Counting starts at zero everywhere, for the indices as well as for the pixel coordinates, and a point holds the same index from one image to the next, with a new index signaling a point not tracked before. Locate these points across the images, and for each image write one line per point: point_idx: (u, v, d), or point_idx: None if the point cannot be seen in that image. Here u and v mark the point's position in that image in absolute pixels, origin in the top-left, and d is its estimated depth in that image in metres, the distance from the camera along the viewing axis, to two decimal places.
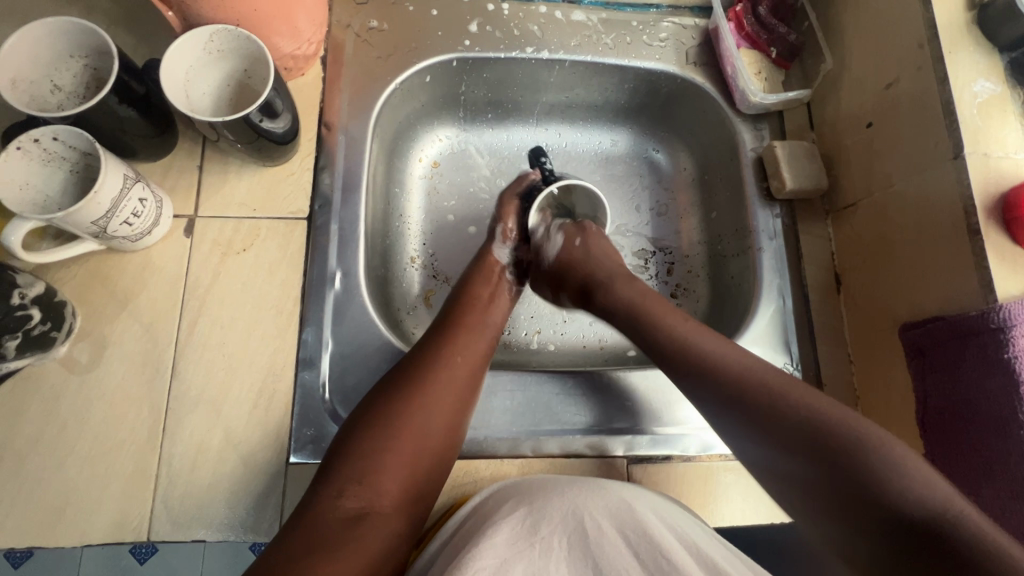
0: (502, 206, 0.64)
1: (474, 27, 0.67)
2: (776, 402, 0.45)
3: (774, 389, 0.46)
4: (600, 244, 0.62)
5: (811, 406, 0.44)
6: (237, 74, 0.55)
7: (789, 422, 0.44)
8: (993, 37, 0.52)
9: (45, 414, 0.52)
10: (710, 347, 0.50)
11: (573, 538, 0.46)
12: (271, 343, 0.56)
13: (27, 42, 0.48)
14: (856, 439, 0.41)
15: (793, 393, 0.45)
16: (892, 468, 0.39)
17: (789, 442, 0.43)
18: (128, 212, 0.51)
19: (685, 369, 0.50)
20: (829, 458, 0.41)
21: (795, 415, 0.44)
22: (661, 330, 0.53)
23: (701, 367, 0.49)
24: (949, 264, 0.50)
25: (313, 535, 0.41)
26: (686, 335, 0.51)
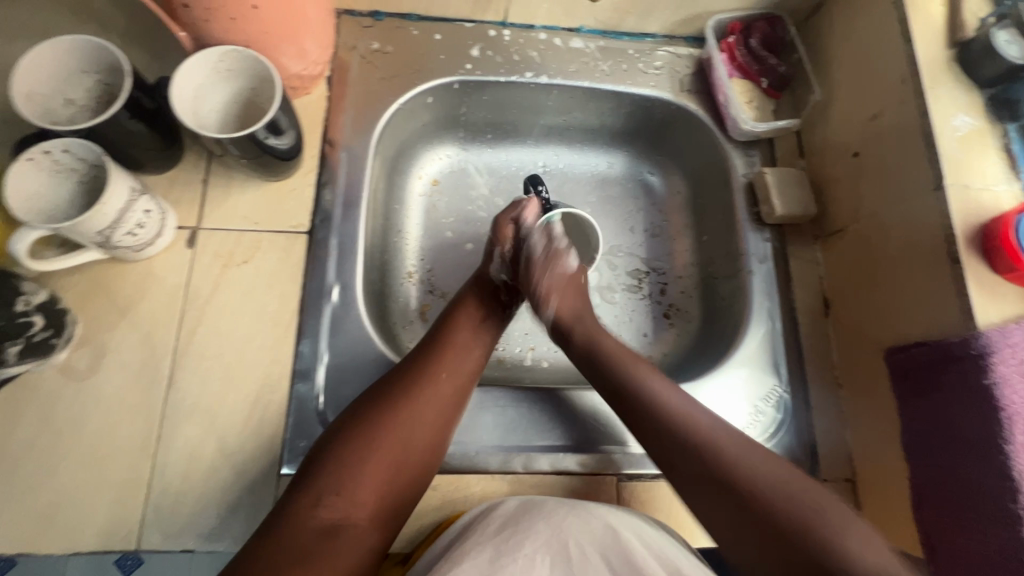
0: (500, 228, 0.64)
1: (475, 52, 0.69)
2: (733, 473, 0.44)
3: (730, 460, 0.45)
4: (589, 307, 0.62)
5: (776, 479, 0.44)
6: (244, 91, 0.57)
7: (751, 496, 0.43)
8: (974, 74, 0.54)
9: (41, 419, 0.52)
10: (672, 405, 0.50)
11: (556, 557, 0.46)
12: (268, 354, 0.57)
13: (43, 57, 0.50)
14: (821, 524, 0.40)
15: (751, 467, 0.44)
16: (848, 548, 0.39)
17: (740, 521, 0.43)
18: (132, 223, 0.52)
19: (651, 428, 0.49)
20: (782, 545, 0.41)
21: (748, 494, 0.43)
22: (637, 386, 0.52)
23: (666, 435, 0.48)
24: (934, 291, 0.52)
25: (286, 548, 0.41)
26: (651, 390, 0.51)
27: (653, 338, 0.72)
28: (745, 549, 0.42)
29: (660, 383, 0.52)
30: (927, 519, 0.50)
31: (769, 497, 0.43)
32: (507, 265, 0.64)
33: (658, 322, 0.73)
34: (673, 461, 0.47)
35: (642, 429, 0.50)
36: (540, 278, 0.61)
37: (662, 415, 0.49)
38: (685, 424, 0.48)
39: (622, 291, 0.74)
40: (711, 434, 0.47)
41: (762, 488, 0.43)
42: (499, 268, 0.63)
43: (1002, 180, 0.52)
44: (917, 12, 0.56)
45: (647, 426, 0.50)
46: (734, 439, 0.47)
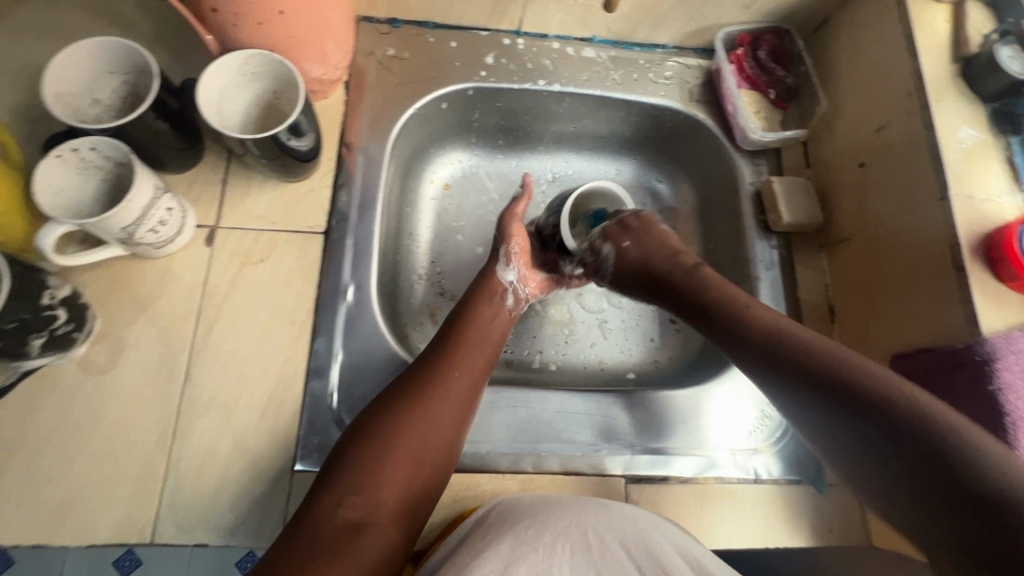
0: (506, 228, 0.66)
1: (489, 60, 0.71)
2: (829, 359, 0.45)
3: (832, 356, 0.45)
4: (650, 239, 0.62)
5: (867, 369, 0.43)
6: (266, 94, 0.58)
7: (850, 381, 0.43)
8: (978, 89, 0.55)
9: (59, 412, 0.53)
10: (770, 318, 0.51)
11: (575, 548, 0.48)
12: (284, 352, 0.58)
13: (74, 57, 0.51)
14: (909, 404, 0.40)
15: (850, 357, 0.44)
16: (948, 429, 0.38)
17: (831, 397, 0.43)
18: (155, 221, 0.53)
19: (744, 340, 0.50)
20: (879, 423, 0.40)
21: (850, 379, 0.43)
22: (730, 304, 0.53)
23: (763, 337, 0.49)
24: (938, 299, 0.53)
25: (312, 547, 0.42)
26: (745, 305, 0.53)
27: (659, 342, 0.74)
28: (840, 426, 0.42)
29: (760, 307, 0.53)
30: None
31: (868, 382, 0.42)
32: (511, 266, 0.64)
33: (665, 326, 0.74)
34: (766, 359, 0.48)
35: (732, 337, 0.52)
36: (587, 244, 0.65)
37: (770, 329, 0.49)
38: (789, 335, 0.48)
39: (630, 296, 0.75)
40: (824, 349, 0.46)
41: (856, 375, 0.43)
42: (511, 274, 0.64)
43: (1005, 191, 0.53)
44: (923, 28, 0.57)
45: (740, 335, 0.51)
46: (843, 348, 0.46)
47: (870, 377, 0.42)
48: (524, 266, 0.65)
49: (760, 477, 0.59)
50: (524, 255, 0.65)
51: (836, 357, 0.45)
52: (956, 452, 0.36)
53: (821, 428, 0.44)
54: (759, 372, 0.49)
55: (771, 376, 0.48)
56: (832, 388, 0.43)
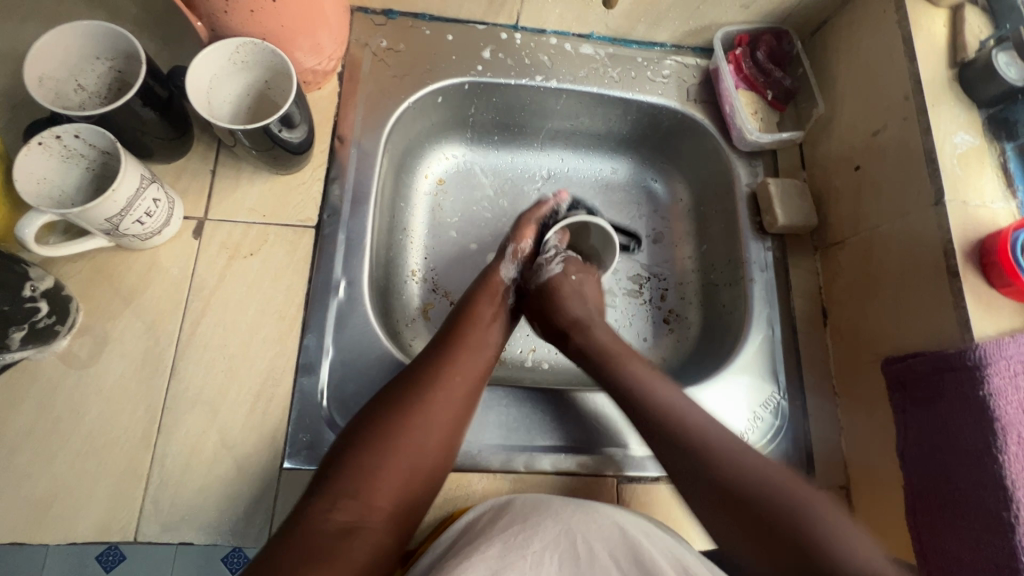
0: (521, 227, 0.66)
1: (487, 53, 0.70)
2: (723, 456, 0.47)
3: (726, 449, 0.48)
4: (592, 288, 0.64)
5: (765, 477, 0.45)
6: (258, 84, 0.57)
7: (736, 490, 0.45)
8: (974, 94, 0.56)
9: (40, 406, 0.52)
10: (682, 410, 0.51)
11: (562, 554, 0.48)
12: (272, 348, 0.57)
13: (58, 41, 0.49)
14: (812, 528, 0.42)
15: (743, 460, 0.47)
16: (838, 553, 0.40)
17: (723, 502, 0.45)
18: (141, 212, 0.51)
19: (649, 425, 0.51)
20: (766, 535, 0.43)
21: (745, 489, 0.45)
22: (625, 373, 0.55)
23: (661, 424, 0.50)
24: (930, 305, 0.53)
25: (303, 551, 0.41)
26: (635, 376, 0.55)
27: (652, 342, 0.73)
28: (732, 531, 0.45)
29: (643, 369, 0.55)
30: (921, 528, 0.51)
31: (754, 490, 0.45)
32: (516, 264, 0.65)
33: (658, 327, 0.74)
34: (661, 448, 0.50)
35: (637, 421, 0.52)
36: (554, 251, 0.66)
37: (644, 397, 0.53)
38: (672, 410, 0.51)
39: (623, 295, 0.75)
40: (718, 432, 0.49)
41: (748, 483, 0.45)
42: (511, 271, 0.65)
43: (999, 197, 0.53)
44: (921, 32, 0.57)
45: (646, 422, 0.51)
46: (717, 426, 0.50)
47: (762, 473, 0.46)
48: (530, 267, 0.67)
49: None
50: (532, 255, 0.66)
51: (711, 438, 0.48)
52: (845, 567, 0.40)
53: (708, 516, 0.47)
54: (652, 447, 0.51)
55: (666, 454, 0.50)
56: (726, 493, 0.45)
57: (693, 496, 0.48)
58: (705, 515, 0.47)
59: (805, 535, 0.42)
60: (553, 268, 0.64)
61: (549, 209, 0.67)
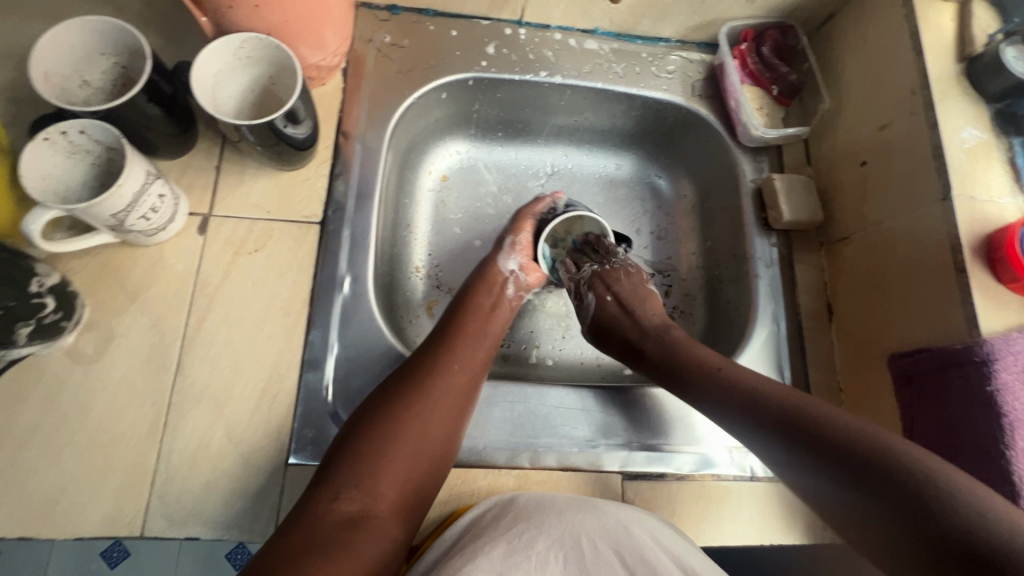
0: (518, 222, 0.67)
1: (491, 49, 0.70)
2: (809, 417, 0.47)
3: (809, 410, 0.48)
4: (632, 293, 0.66)
5: (863, 427, 0.45)
6: (262, 79, 0.57)
7: (827, 434, 0.46)
8: (981, 88, 0.55)
9: (46, 402, 0.52)
10: (750, 377, 0.53)
11: (568, 554, 0.49)
12: (278, 343, 0.57)
13: (62, 36, 0.49)
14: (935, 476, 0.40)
15: (839, 415, 0.46)
16: (943, 484, 0.39)
17: (817, 459, 0.45)
18: (147, 207, 0.51)
19: (717, 396, 0.53)
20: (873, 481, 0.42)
21: (842, 440, 0.45)
22: (695, 365, 0.56)
23: (738, 394, 0.52)
24: (937, 301, 0.53)
25: (308, 540, 0.41)
26: (704, 358, 0.56)
27: None
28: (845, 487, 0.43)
29: (708, 351, 0.57)
30: None
31: (848, 437, 0.45)
32: (513, 257, 0.65)
33: None
34: (749, 420, 0.51)
35: (708, 398, 0.54)
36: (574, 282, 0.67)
37: (716, 371, 0.55)
38: (737, 378, 0.53)
39: None
40: (789, 394, 0.50)
41: (846, 435, 0.45)
42: (511, 263, 0.64)
43: (1007, 192, 0.53)
44: (928, 26, 0.57)
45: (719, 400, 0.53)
46: (787, 390, 0.51)
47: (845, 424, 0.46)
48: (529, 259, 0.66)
49: (756, 474, 0.59)
50: (530, 250, 0.66)
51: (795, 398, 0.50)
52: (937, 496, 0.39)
53: (797, 469, 0.47)
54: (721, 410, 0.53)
55: (740, 421, 0.51)
56: (824, 449, 0.45)
57: (784, 464, 0.48)
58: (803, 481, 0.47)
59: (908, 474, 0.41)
60: (589, 304, 0.66)
61: (548, 205, 0.68)
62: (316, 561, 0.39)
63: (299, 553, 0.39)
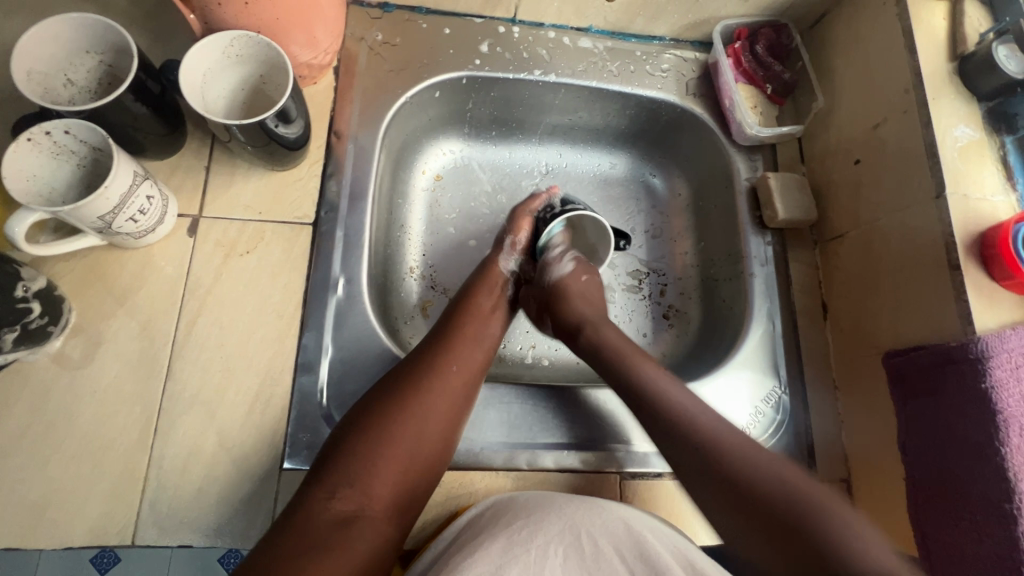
0: (517, 218, 0.65)
1: (485, 48, 0.69)
2: (734, 473, 0.45)
3: (741, 458, 0.46)
4: (593, 295, 0.64)
5: (780, 477, 0.44)
6: (252, 79, 0.56)
7: (748, 483, 0.45)
8: (973, 87, 0.56)
9: (33, 409, 0.51)
10: (678, 401, 0.51)
11: (569, 549, 0.47)
12: (271, 346, 0.56)
13: (46, 34, 0.48)
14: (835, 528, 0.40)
15: (759, 461, 0.46)
16: (855, 548, 0.39)
17: (746, 515, 0.44)
18: (134, 209, 0.50)
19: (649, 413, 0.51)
20: (792, 544, 0.41)
21: (764, 495, 0.44)
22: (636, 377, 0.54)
23: (671, 429, 0.49)
24: (931, 298, 0.53)
25: (303, 539, 0.41)
26: (652, 383, 0.53)
27: (652, 337, 0.73)
28: (766, 550, 0.42)
29: (656, 373, 0.54)
30: (923, 519, 0.51)
31: (769, 489, 0.44)
32: (515, 257, 0.65)
33: (658, 322, 0.73)
34: (682, 457, 0.48)
35: (655, 430, 0.51)
36: (559, 250, 0.65)
37: (648, 394, 0.52)
38: (667, 401, 0.51)
39: (623, 291, 0.74)
40: (718, 432, 0.48)
41: (768, 487, 0.44)
42: (513, 263, 0.65)
43: (1000, 190, 0.53)
44: (921, 24, 0.57)
45: (665, 432, 0.50)
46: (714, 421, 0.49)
47: (785, 479, 0.44)
48: (528, 258, 0.66)
49: None
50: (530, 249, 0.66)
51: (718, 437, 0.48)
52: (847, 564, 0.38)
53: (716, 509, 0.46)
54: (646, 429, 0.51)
55: (669, 450, 0.50)
56: (733, 497, 0.45)
57: (711, 509, 0.46)
58: (729, 535, 0.45)
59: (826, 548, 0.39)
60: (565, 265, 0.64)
61: (544, 202, 0.66)
62: (302, 564, 0.39)
63: (290, 558, 0.39)
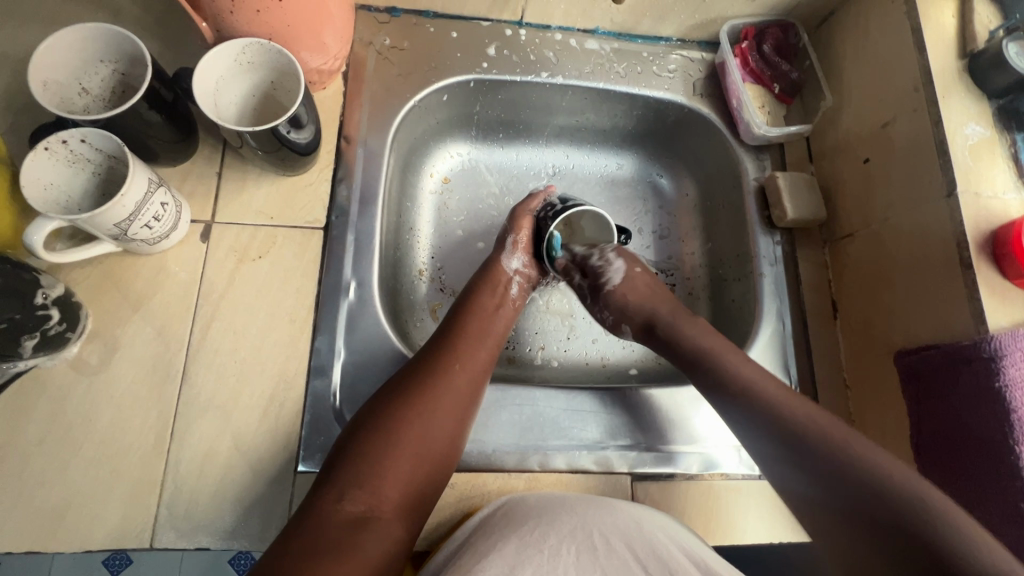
0: (517, 218, 0.66)
1: (492, 50, 0.69)
2: (847, 464, 0.44)
3: (836, 437, 0.46)
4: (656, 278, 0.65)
5: (870, 458, 0.44)
6: (263, 85, 0.56)
7: (842, 455, 0.44)
8: (984, 84, 0.55)
9: (51, 414, 0.51)
10: (764, 387, 0.51)
11: (581, 548, 0.47)
12: (284, 350, 0.56)
13: (62, 44, 0.49)
14: (921, 505, 0.40)
15: (849, 439, 0.45)
16: (952, 527, 0.38)
17: (838, 494, 0.44)
18: (149, 216, 0.51)
19: (732, 399, 0.51)
20: (889, 521, 0.40)
21: (858, 474, 0.43)
22: (734, 376, 0.52)
23: (762, 412, 0.49)
24: (941, 296, 0.53)
25: (317, 539, 0.40)
26: (749, 378, 0.51)
27: None
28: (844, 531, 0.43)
29: (745, 364, 0.53)
30: None
31: (863, 467, 0.43)
32: (516, 255, 0.65)
33: None
34: (771, 437, 0.48)
35: (737, 410, 0.51)
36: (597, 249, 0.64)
37: (745, 389, 0.51)
38: (759, 392, 0.50)
39: None
40: (814, 418, 0.47)
41: (863, 463, 0.43)
42: (514, 262, 0.64)
43: (1011, 187, 0.53)
44: (930, 22, 0.57)
45: (750, 413, 0.50)
46: (808, 406, 0.48)
47: (868, 461, 0.43)
48: (530, 257, 0.66)
49: None
50: (531, 246, 0.66)
51: (809, 421, 0.47)
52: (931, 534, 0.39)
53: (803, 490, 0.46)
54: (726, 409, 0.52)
55: (759, 439, 0.49)
56: (827, 475, 0.44)
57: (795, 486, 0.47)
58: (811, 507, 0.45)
59: (934, 536, 0.38)
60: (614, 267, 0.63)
61: (542, 202, 0.67)
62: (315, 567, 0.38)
63: (305, 559, 0.39)
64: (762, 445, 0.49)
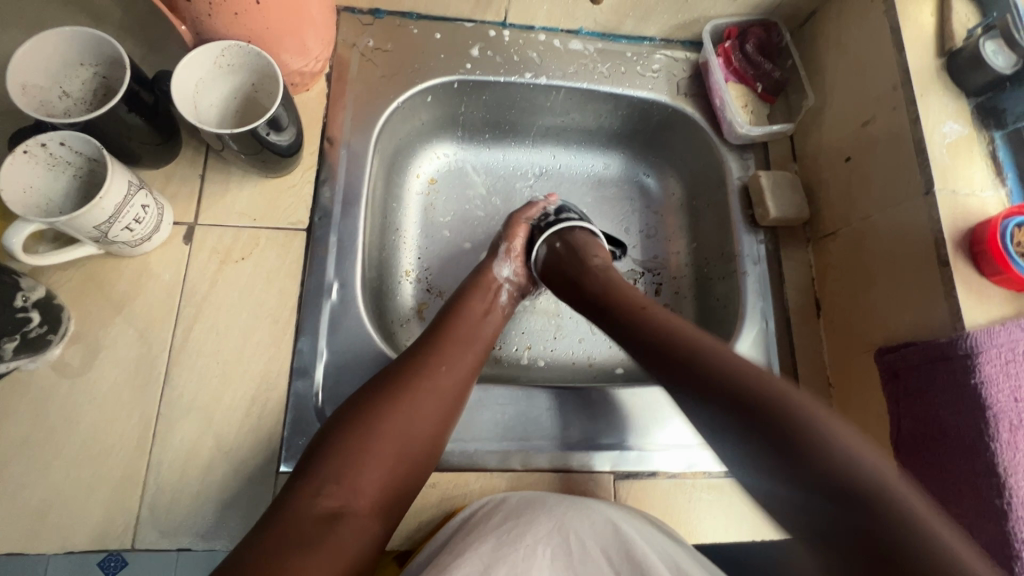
0: (512, 226, 0.67)
1: (475, 51, 0.69)
2: (725, 373, 0.45)
3: (717, 354, 0.47)
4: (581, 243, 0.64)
5: (743, 366, 0.45)
6: (244, 87, 0.57)
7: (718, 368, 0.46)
8: (962, 83, 0.56)
9: (33, 416, 0.51)
10: (662, 317, 0.53)
11: (556, 550, 0.48)
12: (266, 351, 0.56)
13: (40, 48, 0.49)
14: (783, 402, 0.42)
15: (722, 352, 0.47)
16: (817, 429, 0.39)
17: (712, 401, 0.45)
18: (130, 218, 0.51)
19: (631, 329, 0.53)
20: (753, 417, 0.42)
21: (728, 380, 0.44)
22: (639, 315, 0.54)
23: (654, 336, 0.51)
24: (920, 294, 0.53)
25: (290, 532, 0.41)
26: (657, 317, 0.53)
27: None
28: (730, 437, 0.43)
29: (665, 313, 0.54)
30: None
31: (739, 373, 0.45)
32: (508, 263, 0.66)
33: None
34: (657, 361, 0.50)
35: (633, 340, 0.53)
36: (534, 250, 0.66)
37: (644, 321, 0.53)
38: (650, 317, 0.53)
39: None
40: (704, 340, 0.49)
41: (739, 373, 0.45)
42: (506, 269, 0.65)
43: (988, 185, 0.54)
44: (908, 21, 0.57)
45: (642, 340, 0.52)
46: (702, 333, 0.50)
47: (742, 370, 0.45)
48: (523, 266, 0.66)
49: None
50: (524, 257, 0.67)
51: (696, 341, 0.49)
52: (815, 449, 0.38)
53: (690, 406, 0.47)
54: (629, 340, 0.54)
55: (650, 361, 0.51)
56: (700, 384, 0.46)
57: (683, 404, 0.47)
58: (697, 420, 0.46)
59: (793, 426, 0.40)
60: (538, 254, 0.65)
61: (539, 211, 0.68)
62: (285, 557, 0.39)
63: (276, 550, 0.39)
64: (656, 370, 0.50)
